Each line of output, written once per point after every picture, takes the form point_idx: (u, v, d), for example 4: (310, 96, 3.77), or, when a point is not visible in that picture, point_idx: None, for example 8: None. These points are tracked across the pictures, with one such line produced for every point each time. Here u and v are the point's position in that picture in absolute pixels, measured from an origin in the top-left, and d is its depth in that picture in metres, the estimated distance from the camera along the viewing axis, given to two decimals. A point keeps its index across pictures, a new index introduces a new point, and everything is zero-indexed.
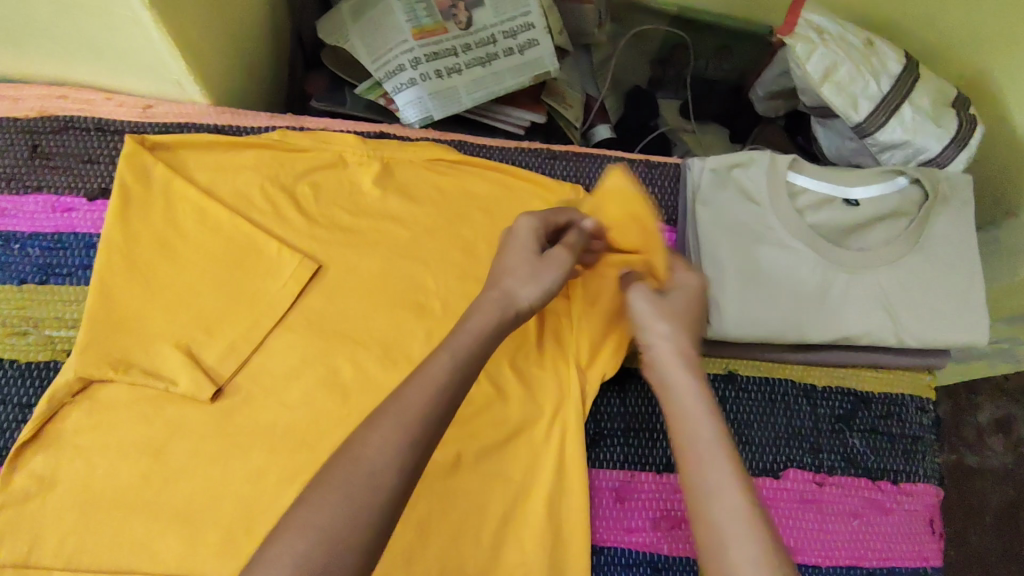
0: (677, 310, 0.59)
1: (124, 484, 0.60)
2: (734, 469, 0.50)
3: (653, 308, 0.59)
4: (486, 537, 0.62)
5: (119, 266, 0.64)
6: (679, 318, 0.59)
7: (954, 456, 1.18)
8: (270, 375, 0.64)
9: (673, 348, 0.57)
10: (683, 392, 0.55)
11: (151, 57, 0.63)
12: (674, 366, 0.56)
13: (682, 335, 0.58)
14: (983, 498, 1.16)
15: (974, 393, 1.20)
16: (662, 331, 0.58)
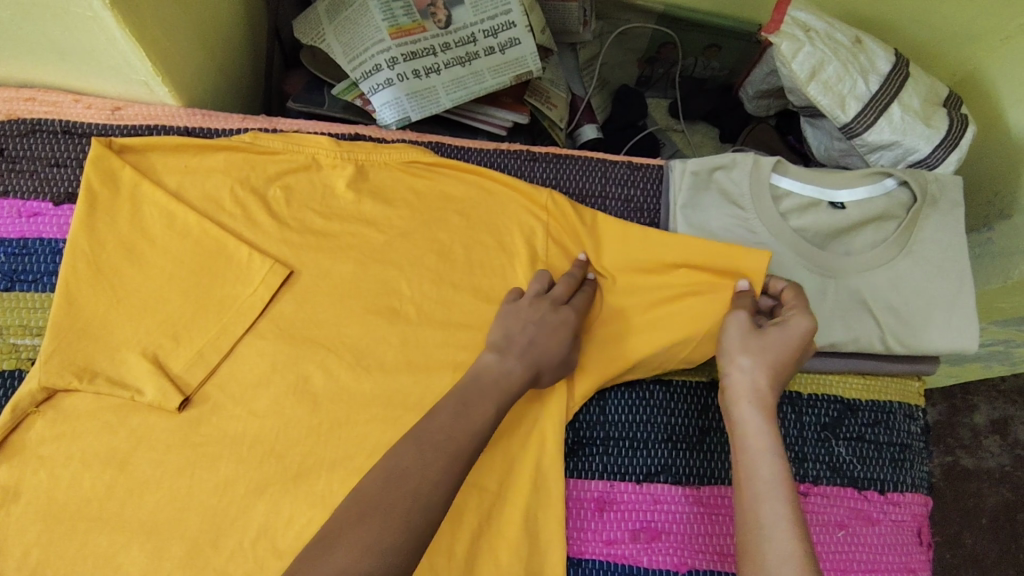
0: (768, 346, 0.57)
1: (89, 495, 0.59)
2: (786, 511, 0.50)
3: (740, 340, 0.59)
4: (460, 550, 0.60)
5: (84, 272, 0.62)
6: (767, 355, 0.57)
7: (951, 458, 1.16)
8: (239, 384, 0.62)
9: (749, 383, 0.57)
10: (750, 428, 0.55)
11: (117, 58, 0.62)
12: (744, 401, 0.56)
13: (762, 373, 0.56)
14: (979, 500, 1.14)
15: (970, 394, 1.18)
16: (742, 363, 0.57)
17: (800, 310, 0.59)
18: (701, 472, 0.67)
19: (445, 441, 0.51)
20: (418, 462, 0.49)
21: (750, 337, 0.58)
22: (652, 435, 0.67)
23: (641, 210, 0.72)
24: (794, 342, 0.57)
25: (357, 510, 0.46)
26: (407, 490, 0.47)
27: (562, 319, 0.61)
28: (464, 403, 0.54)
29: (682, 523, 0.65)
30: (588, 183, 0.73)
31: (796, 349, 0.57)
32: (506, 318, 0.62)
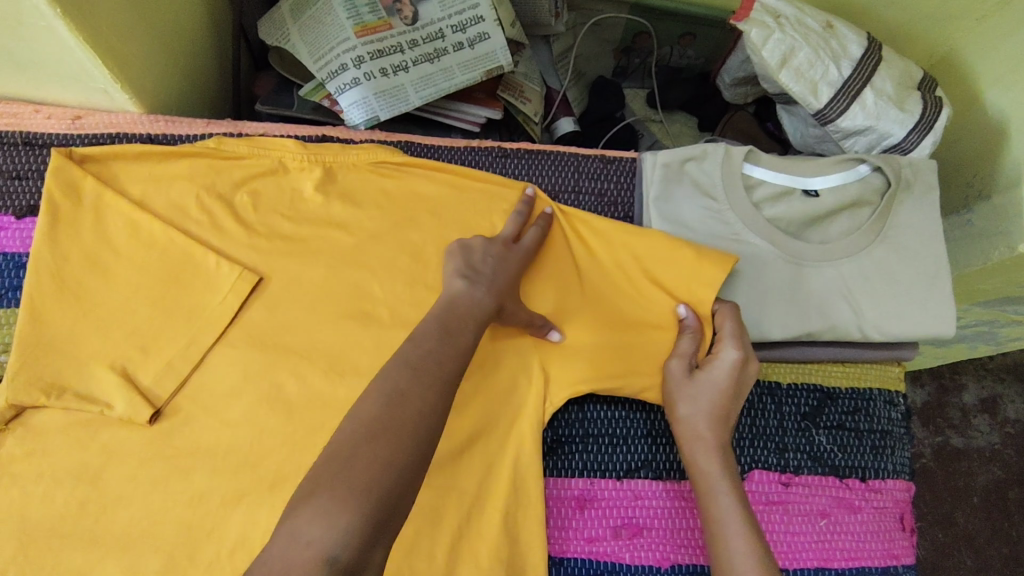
0: (700, 391, 0.61)
1: (61, 513, 0.58)
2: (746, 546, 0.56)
3: (676, 389, 0.62)
4: (440, 554, 0.59)
5: (49, 286, 0.61)
6: (700, 400, 0.61)
7: (941, 438, 1.16)
8: (211, 394, 0.61)
9: (693, 432, 0.61)
10: (701, 471, 0.60)
11: (73, 67, 0.60)
12: (695, 446, 0.61)
13: (703, 419, 0.61)
14: (970, 478, 1.14)
15: (958, 373, 1.18)
16: (682, 414, 0.61)
17: (726, 342, 0.61)
18: (682, 467, 0.66)
19: (441, 372, 0.48)
20: (414, 385, 0.46)
21: (683, 386, 0.62)
22: (632, 430, 0.66)
23: (615, 204, 0.72)
24: (723, 381, 0.61)
25: (359, 435, 0.43)
26: (411, 415, 0.44)
27: (519, 259, 0.61)
28: (444, 332, 0.51)
29: (663, 519, 0.65)
30: (560, 178, 0.72)
31: (727, 384, 0.61)
32: (466, 251, 0.59)
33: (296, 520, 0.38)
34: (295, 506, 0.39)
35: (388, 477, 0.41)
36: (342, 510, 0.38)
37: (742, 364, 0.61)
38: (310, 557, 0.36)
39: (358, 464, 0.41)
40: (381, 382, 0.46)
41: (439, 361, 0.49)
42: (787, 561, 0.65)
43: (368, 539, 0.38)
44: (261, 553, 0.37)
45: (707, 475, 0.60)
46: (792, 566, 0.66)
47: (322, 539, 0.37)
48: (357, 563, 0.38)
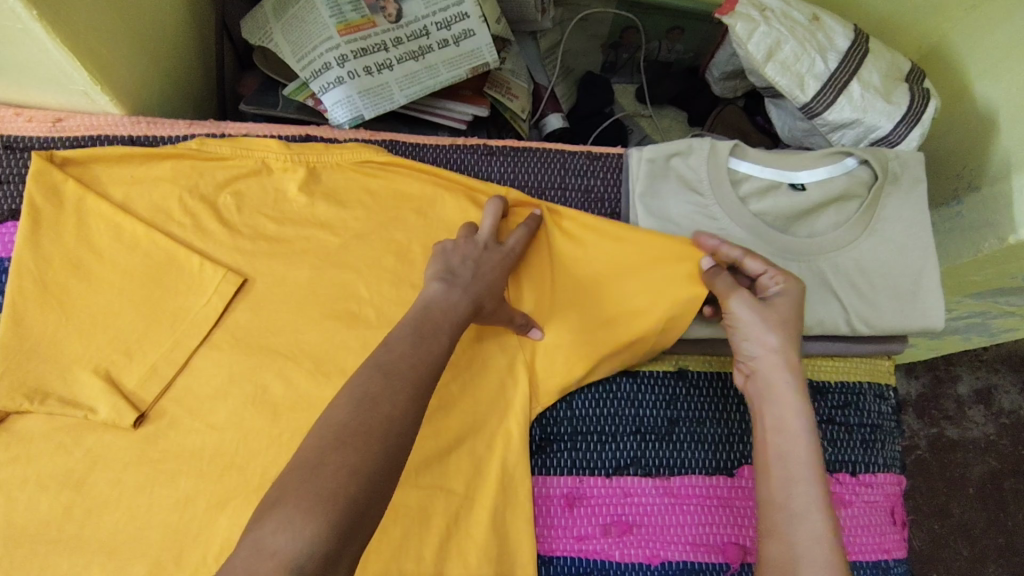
0: (788, 321, 0.57)
1: (46, 519, 0.57)
2: (819, 497, 0.51)
3: (755, 319, 0.57)
4: (427, 554, 0.59)
5: (31, 291, 0.61)
6: (784, 330, 0.57)
7: (936, 429, 1.16)
8: (196, 397, 0.61)
9: (778, 362, 0.56)
10: (779, 404, 0.55)
11: (51, 69, 0.60)
12: (775, 378, 0.56)
13: (790, 351, 0.56)
14: (965, 469, 1.14)
15: (953, 365, 1.18)
16: (770, 341, 0.56)
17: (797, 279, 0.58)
18: (672, 464, 0.66)
19: (416, 374, 0.48)
20: (389, 387, 0.46)
21: (767, 314, 0.57)
22: (620, 427, 0.66)
23: (601, 201, 0.71)
24: (792, 318, 0.57)
25: (328, 441, 0.42)
26: (382, 420, 0.44)
27: (500, 255, 0.61)
28: (419, 333, 0.51)
29: (654, 516, 0.64)
30: (547, 176, 0.71)
31: (795, 320, 0.57)
32: (445, 254, 0.58)
33: (260, 529, 0.38)
34: (261, 512, 0.39)
35: (357, 483, 0.40)
36: (307, 517, 0.38)
37: (802, 300, 0.58)
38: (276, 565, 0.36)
39: (326, 469, 0.40)
40: (353, 385, 0.46)
41: (416, 360, 0.49)
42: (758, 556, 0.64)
43: (335, 546, 0.38)
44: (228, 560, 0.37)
45: (784, 410, 0.55)
46: None
47: (288, 547, 0.37)
48: (325, 569, 0.37)
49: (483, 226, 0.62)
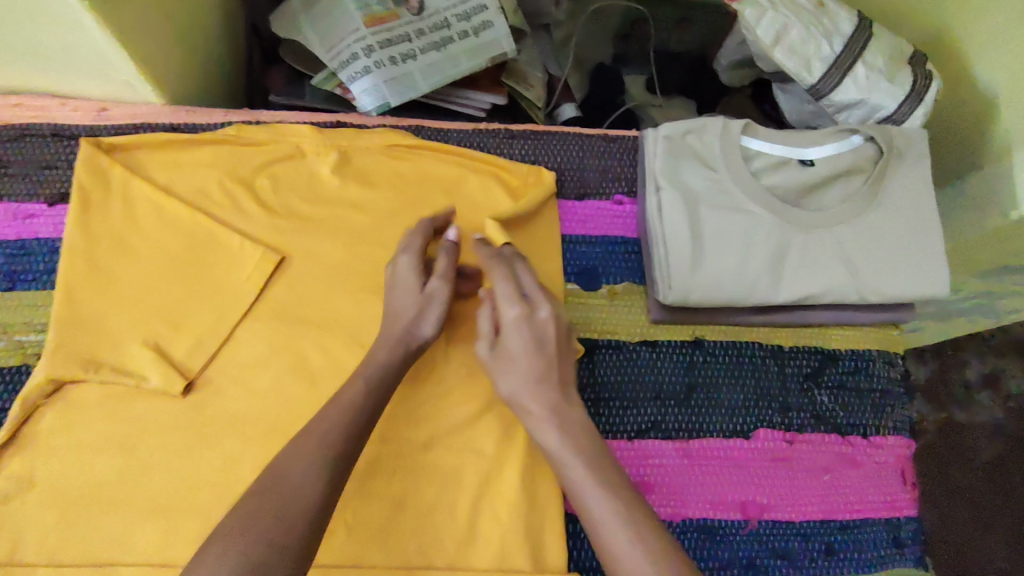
0: (516, 362, 0.59)
1: (101, 481, 0.61)
2: (613, 523, 0.51)
3: (491, 367, 0.60)
4: (461, 511, 0.63)
5: (82, 268, 0.64)
6: (514, 375, 0.59)
7: (944, 413, 1.18)
8: (240, 366, 0.64)
9: (538, 400, 0.58)
10: (552, 447, 0.57)
11: (97, 60, 0.63)
12: (542, 422, 0.58)
13: (526, 388, 0.58)
14: (974, 452, 1.17)
15: (960, 350, 1.21)
16: (505, 384, 0.60)
17: (502, 300, 0.61)
18: (690, 427, 0.69)
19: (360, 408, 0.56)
20: None
21: (494, 359, 0.60)
22: (641, 393, 0.69)
23: (619, 180, 0.75)
24: (548, 342, 0.60)
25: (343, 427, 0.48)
26: (334, 448, 0.53)
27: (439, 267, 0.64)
28: None
29: (674, 476, 0.67)
30: (567, 157, 0.75)
31: (525, 339, 0.60)
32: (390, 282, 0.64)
33: (225, 532, 0.48)
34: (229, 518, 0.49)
35: (300, 503, 0.50)
36: (263, 532, 0.48)
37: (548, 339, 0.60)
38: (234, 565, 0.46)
39: (289, 487, 0.50)
40: (325, 418, 0.55)
41: (375, 389, 0.58)
42: (767, 512, 0.67)
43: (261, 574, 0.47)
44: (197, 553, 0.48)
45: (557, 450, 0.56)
46: (771, 518, 0.67)
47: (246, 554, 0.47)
48: None
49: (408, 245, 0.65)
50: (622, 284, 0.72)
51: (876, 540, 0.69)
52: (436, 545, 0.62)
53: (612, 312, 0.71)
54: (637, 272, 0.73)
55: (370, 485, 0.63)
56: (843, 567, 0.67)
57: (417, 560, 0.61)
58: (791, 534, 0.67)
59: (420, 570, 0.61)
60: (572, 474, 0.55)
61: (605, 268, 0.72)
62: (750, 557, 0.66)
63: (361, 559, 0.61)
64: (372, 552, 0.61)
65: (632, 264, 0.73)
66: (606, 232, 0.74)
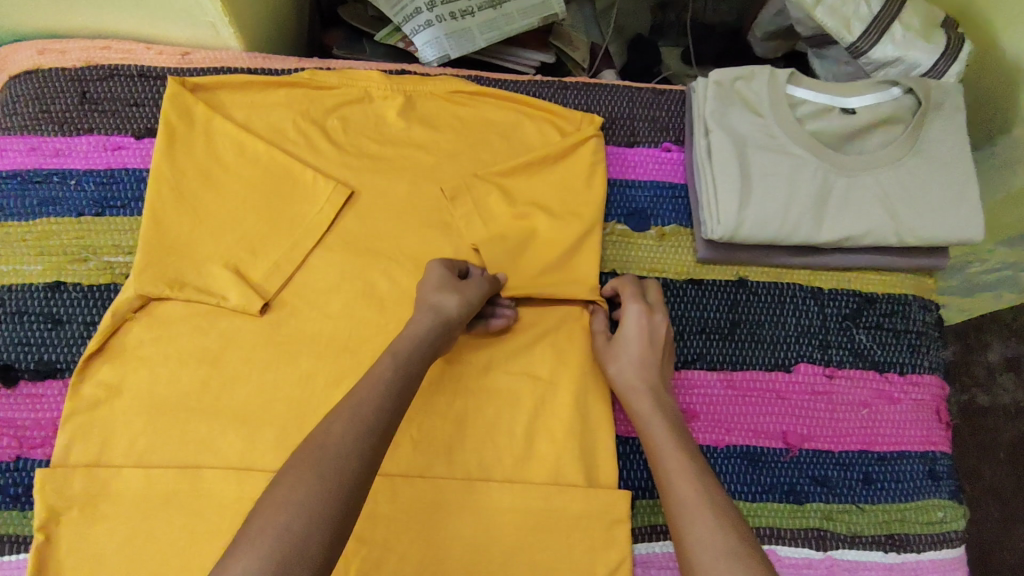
0: (623, 350, 0.66)
1: (185, 390, 0.65)
2: (691, 486, 0.56)
3: (603, 356, 0.68)
4: (519, 430, 0.66)
5: (168, 196, 0.69)
6: (626, 361, 0.66)
7: (966, 395, 1.19)
8: (313, 290, 0.69)
9: (635, 381, 0.65)
10: (648, 420, 0.63)
11: (190, 3, 0.68)
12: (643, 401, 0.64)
13: (631, 368, 0.65)
14: (995, 434, 1.17)
15: (983, 333, 1.20)
16: (614, 369, 0.66)
17: (629, 301, 0.69)
18: (734, 360, 0.72)
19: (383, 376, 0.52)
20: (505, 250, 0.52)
21: (609, 349, 0.68)
22: (687, 327, 0.73)
23: (666, 129, 0.79)
24: (659, 336, 0.67)
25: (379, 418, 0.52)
26: (367, 426, 0.52)
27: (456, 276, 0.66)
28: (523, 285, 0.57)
29: (719, 404, 0.71)
30: (617, 107, 0.79)
31: (644, 332, 0.67)
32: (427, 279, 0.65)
33: (268, 510, 0.47)
34: (273, 493, 0.48)
35: (339, 479, 0.49)
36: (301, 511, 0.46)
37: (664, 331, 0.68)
38: (274, 541, 0.45)
39: (325, 464, 0.49)
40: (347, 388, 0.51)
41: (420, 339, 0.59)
42: (807, 441, 0.70)
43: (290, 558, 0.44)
44: (242, 526, 0.47)
45: (650, 422, 0.63)
46: (811, 447, 0.70)
47: (284, 529, 0.45)
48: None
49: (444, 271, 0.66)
50: (669, 227, 0.76)
51: (912, 472, 0.72)
52: (496, 461, 0.65)
53: (660, 252, 0.75)
54: (684, 216, 0.76)
55: (433, 404, 0.66)
56: (880, 496, 0.71)
57: (478, 474, 0.65)
58: (831, 462, 0.70)
59: (481, 482, 0.64)
60: (659, 443, 0.61)
61: (654, 211, 0.76)
62: (791, 483, 0.69)
63: (427, 470, 0.64)
64: (436, 464, 0.65)
65: (680, 208, 0.77)
66: (655, 178, 0.78)
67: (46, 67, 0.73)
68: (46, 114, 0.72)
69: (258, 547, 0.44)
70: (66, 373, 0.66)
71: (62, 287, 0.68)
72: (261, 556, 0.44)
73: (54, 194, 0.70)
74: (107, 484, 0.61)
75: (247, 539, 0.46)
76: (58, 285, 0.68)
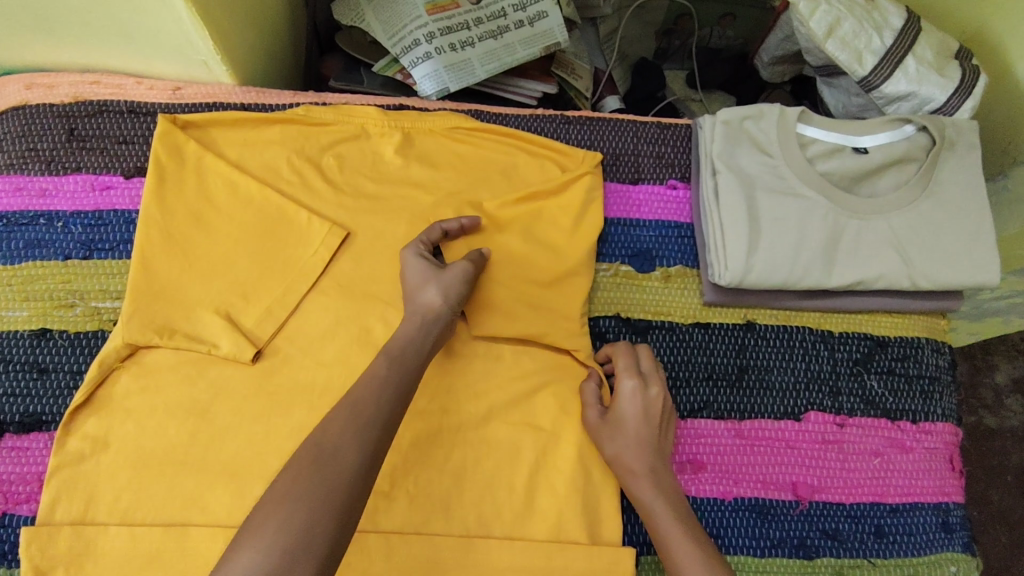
0: (618, 431, 0.63)
1: (173, 443, 0.62)
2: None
3: (598, 435, 0.64)
4: (519, 484, 0.64)
5: (157, 239, 0.67)
6: (622, 442, 0.63)
7: (974, 417, 1.16)
8: (306, 337, 0.66)
9: (633, 464, 0.62)
10: (651, 506, 0.60)
11: (180, 40, 0.66)
12: (643, 484, 0.61)
13: (630, 449, 0.62)
14: (1004, 457, 1.14)
15: (990, 354, 1.18)
16: (611, 450, 0.63)
17: (622, 374, 0.66)
18: (742, 408, 0.70)
19: (362, 408, 0.52)
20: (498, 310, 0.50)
21: (605, 427, 0.64)
22: (693, 373, 0.70)
23: (672, 166, 0.77)
24: (656, 414, 0.64)
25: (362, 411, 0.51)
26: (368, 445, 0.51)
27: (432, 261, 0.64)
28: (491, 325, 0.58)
29: (726, 455, 0.68)
30: (621, 143, 0.77)
31: (640, 408, 0.64)
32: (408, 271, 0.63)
33: (268, 506, 0.47)
34: (274, 488, 0.48)
35: (338, 477, 0.48)
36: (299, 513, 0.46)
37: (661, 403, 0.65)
38: (275, 535, 0.45)
39: (324, 461, 0.48)
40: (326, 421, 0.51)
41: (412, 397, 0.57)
42: (817, 493, 0.68)
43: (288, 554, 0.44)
44: (242, 528, 0.46)
45: (653, 508, 0.60)
46: (822, 499, 0.68)
47: (285, 524, 0.45)
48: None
49: (420, 260, 0.64)
50: (675, 268, 0.74)
51: (925, 525, 0.69)
52: (495, 516, 0.63)
53: (665, 294, 0.73)
54: (690, 257, 0.74)
55: (431, 457, 0.64)
56: (893, 550, 0.68)
57: (476, 529, 0.63)
58: (841, 516, 0.68)
59: (480, 539, 0.62)
60: (666, 532, 0.59)
61: (659, 251, 0.74)
62: (801, 537, 0.67)
63: (424, 528, 0.62)
64: (433, 520, 0.62)
65: (686, 248, 0.74)
66: (661, 216, 0.75)
67: (33, 103, 0.71)
68: (32, 152, 0.70)
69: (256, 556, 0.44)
70: (51, 425, 0.64)
71: (48, 334, 0.66)
72: (260, 558, 0.44)
73: (40, 237, 0.68)
74: (93, 543, 0.59)
75: (248, 533, 0.46)
76: (43, 332, 0.66)
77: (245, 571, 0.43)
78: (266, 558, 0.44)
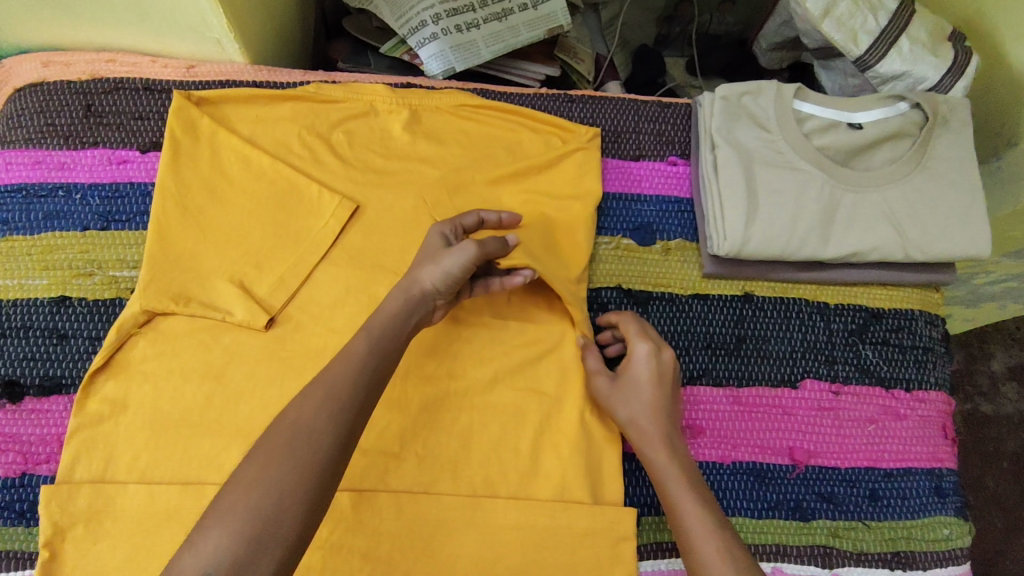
0: (630, 393, 0.65)
1: (189, 405, 0.65)
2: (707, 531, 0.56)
3: (608, 398, 0.66)
4: (524, 447, 0.66)
5: (173, 211, 0.69)
6: (633, 401, 0.65)
7: (969, 405, 1.18)
8: (317, 305, 0.68)
9: (644, 425, 0.64)
10: (658, 464, 0.62)
11: (194, 19, 0.68)
12: (654, 442, 0.63)
13: (641, 408, 0.64)
14: (999, 444, 1.16)
15: (986, 343, 1.20)
16: (623, 412, 0.65)
17: (634, 339, 0.67)
18: (740, 375, 0.72)
19: (371, 365, 0.54)
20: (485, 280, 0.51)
21: (615, 390, 0.66)
22: (693, 341, 0.72)
23: (672, 143, 0.79)
24: (667, 375, 0.66)
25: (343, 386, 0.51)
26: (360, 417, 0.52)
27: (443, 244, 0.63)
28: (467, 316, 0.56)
29: (725, 421, 0.70)
30: (623, 120, 0.79)
31: (653, 370, 0.66)
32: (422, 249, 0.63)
33: (240, 487, 0.47)
34: (243, 469, 0.48)
35: (314, 455, 0.48)
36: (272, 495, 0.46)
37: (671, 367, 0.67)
38: (244, 517, 0.45)
39: (295, 442, 0.48)
40: (329, 375, 0.52)
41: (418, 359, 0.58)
42: (813, 457, 0.70)
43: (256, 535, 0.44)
44: (215, 498, 0.47)
45: (661, 467, 0.62)
46: (817, 463, 0.70)
47: (256, 506, 0.45)
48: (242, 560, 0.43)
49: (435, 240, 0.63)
50: (675, 242, 0.76)
51: (918, 489, 0.71)
52: (501, 477, 0.65)
53: (665, 266, 0.75)
54: (690, 230, 0.76)
55: (439, 420, 0.66)
56: (887, 513, 0.70)
57: (482, 490, 0.64)
58: (836, 479, 0.70)
59: (486, 499, 0.64)
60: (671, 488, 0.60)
61: (660, 226, 0.76)
62: (797, 500, 0.69)
63: (431, 488, 0.64)
64: (441, 480, 0.64)
65: (685, 222, 0.76)
66: (661, 191, 0.77)
67: (51, 80, 0.74)
68: (51, 127, 0.72)
69: (234, 521, 0.44)
70: (70, 389, 0.66)
71: (68, 301, 0.68)
72: (235, 530, 0.44)
73: (58, 209, 0.70)
74: (111, 500, 0.61)
75: (217, 513, 0.46)
76: (63, 300, 0.68)
77: (214, 546, 0.43)
78: (233, 541, 0.44)
